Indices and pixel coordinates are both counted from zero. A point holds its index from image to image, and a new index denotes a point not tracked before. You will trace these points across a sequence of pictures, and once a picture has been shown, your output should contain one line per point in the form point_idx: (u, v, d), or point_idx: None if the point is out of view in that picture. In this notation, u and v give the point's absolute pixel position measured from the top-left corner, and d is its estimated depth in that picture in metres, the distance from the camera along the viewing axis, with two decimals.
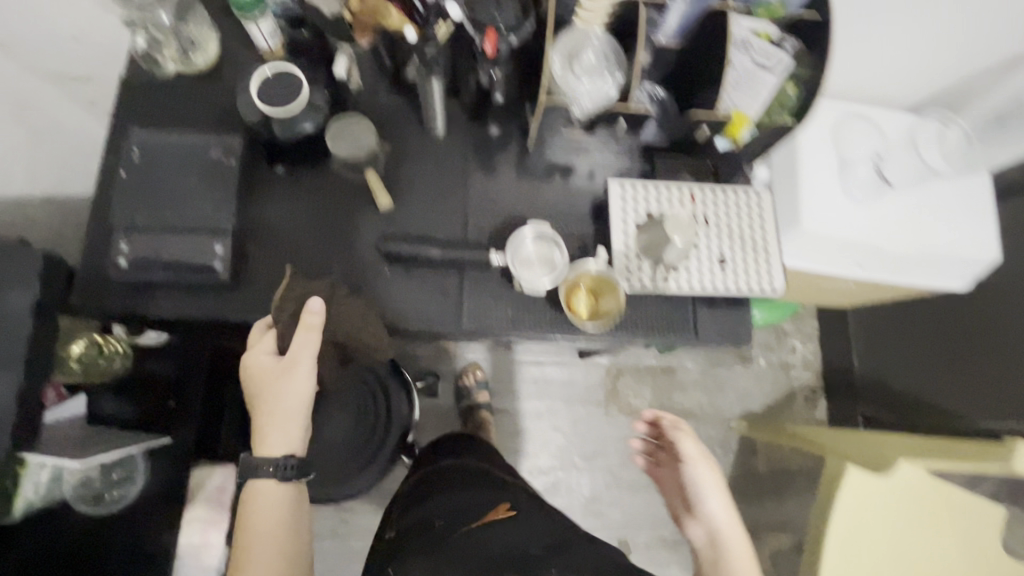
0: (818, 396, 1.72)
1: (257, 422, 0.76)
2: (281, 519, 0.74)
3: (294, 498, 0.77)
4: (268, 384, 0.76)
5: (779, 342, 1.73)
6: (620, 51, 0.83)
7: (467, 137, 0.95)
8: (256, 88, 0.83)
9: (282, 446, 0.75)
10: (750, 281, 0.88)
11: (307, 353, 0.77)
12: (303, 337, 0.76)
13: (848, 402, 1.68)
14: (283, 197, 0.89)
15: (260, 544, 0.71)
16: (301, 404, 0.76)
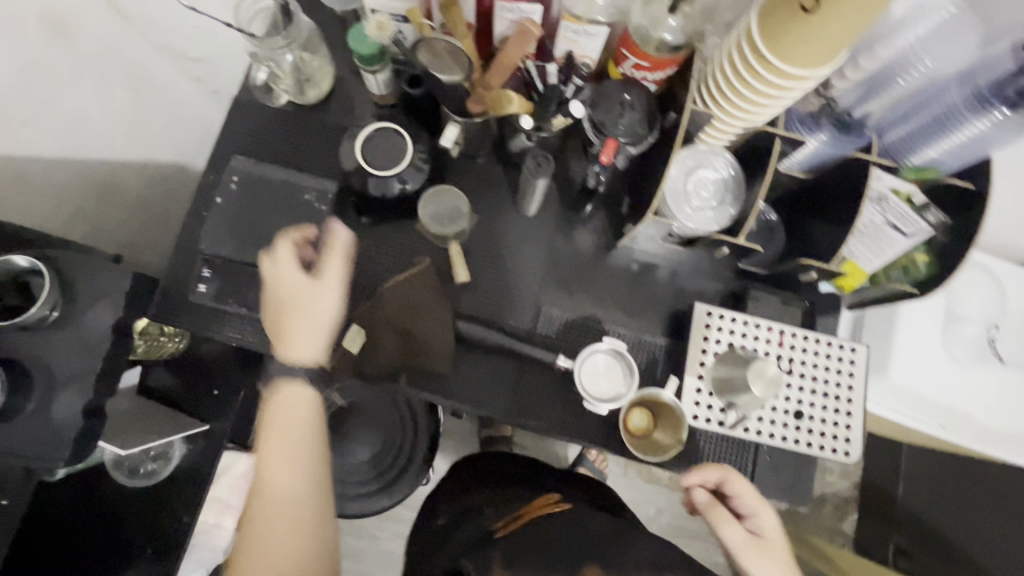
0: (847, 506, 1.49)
1: (287, 320, 0.78)
2: (304, 432, 0.77)
3: (320, 413, 0.80)
4: (300, 292, 0.78)
5: None
6: (741, 181, 0.79)
7: (557, 219, 0.92)
8: (362, 143, 0.81)
9: (312, 341, 0.78)
10: (824, 444, 0.82)
11: (335, 273, 0.80)
12: (337, 258, 0.80)
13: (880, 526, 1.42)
14: (363, 247, 0.88)
15: (281, 445, 0.76)
16: (332, 319, 0.80)
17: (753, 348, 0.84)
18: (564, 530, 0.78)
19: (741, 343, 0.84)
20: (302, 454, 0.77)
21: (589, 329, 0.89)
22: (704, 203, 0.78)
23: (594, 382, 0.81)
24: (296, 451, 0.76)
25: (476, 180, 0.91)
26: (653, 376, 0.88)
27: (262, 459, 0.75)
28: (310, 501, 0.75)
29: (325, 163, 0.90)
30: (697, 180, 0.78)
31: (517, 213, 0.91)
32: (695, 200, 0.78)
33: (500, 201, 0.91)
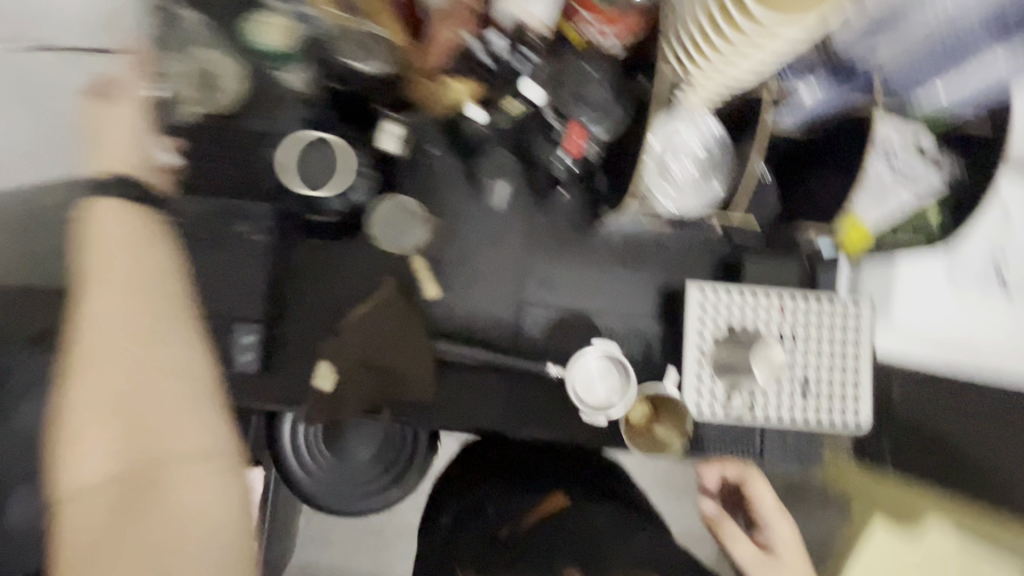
0: None
1: (100, 155, 0.66)
2: (123, 237, 0.61)
3: (150, 222, 0.63)
4: (101, 124, 0.67)
5: None
6: (728, 149, 0.70)
7: (526, 209, 0.82)
8: (288, 160, 0.70)
9: (113, 162, 0.65)
10: (833, 415, 0.79)
11: (129, 115, 0.67)
12: (123, 104, 0.67)
13: None
14: (313, 273, 0.78)
15: (97, 271, 0.58)
16: (129, 131, 0.67)
17: (755, 326, 0.78)
18: (579, 535, 0.74)
19: (743, 322, 0.78)
20: (113, 362, 0.55)
21: (578, 325, 0.83)
22: (687, 181, 0.70)
23: (591, 389, 0.74)
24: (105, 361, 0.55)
25: (431, 178, 0.79)
26: (652, 365, 0.83)
27: (60, 453, 0.52)
28: (143, 336, 0.56)
29: None
30: (679, 155, 0.69)
31: (484, 208, 0.81)
32: (677, 178, 0.69)
33: (462, 198, 0.80)
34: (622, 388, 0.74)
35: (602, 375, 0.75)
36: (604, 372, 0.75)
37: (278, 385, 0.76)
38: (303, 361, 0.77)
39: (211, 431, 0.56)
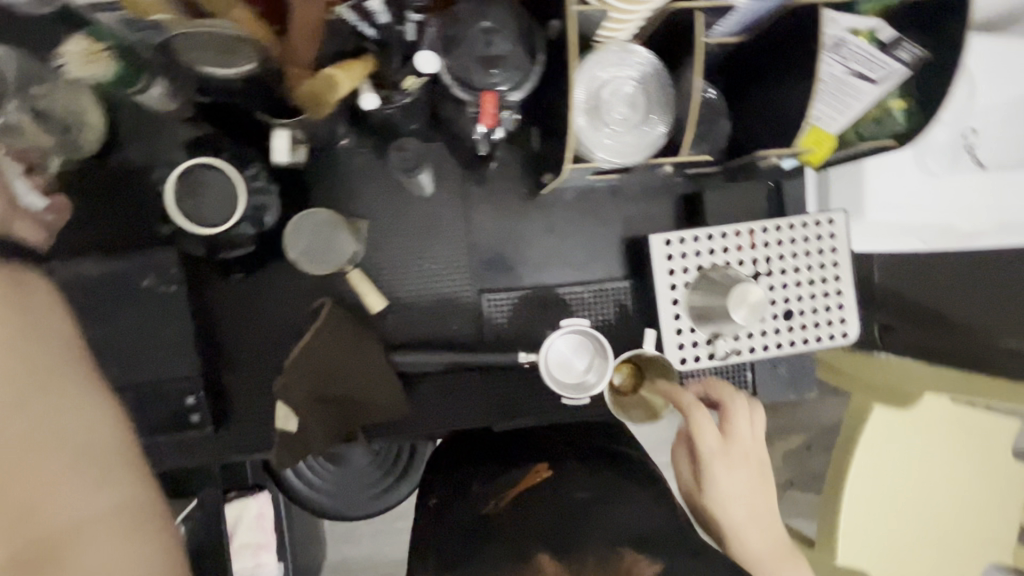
0: None
1: None
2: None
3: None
4: None
5: None
6: (666, 80, 0.61)
7: (463, 186, 0.74)
8: (174, 200, 0.60)
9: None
10: (818, 334, 0.75)
11: None
12: None
13: None
14: (248, 310, 0.71)
15: None
16: None
17: (725, 263, 0.73)
18: (560, 499, 0.57)
19: (711, 261, 0.73)
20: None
21: (544, 300, 0.77)
22: (627, 124, 0.61)
23: (568, 367, 0.69)
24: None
25: (347, 179, 0.71)
26: (626, 324, 0.78)
27: None
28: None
29: (145, 227, 0.68)
30: (608, 97, 0.60)
31: (415, 198, 0.73)
32: (613, 123, 0.60)
33: (387, 192, 0.72)
34: (598, 363, 0.69)
35: (574, 351, 0.69)
36: (576, 347, 0.69)
37: (242, 433, 0.72)
38: (262, 404, 0.72)
39: (116, 484, 0.40)
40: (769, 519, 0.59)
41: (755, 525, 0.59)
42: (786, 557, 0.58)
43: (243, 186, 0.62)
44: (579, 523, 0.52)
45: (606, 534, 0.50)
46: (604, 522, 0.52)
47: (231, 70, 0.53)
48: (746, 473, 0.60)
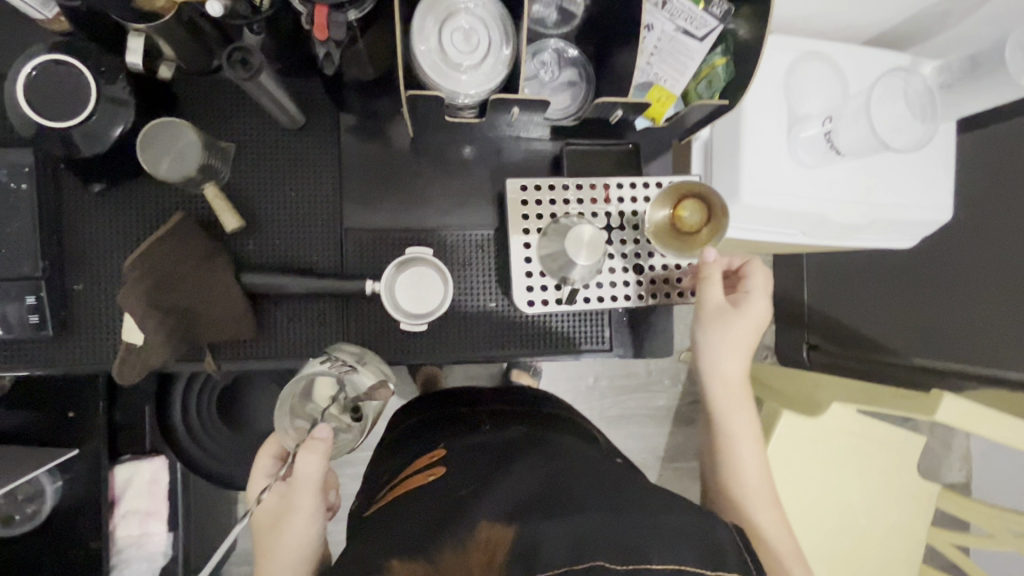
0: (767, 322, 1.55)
1: None
2: None
3: None
4: None
5: None
6: (507, 16, 0.65)
7: (341, 124, 0.77)
8: (28, 95, 0.62)
9: None
10: (668, 291, 0.78)
11: None
12: None
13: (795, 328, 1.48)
14: (104, 220, 0.72)
15: None
16: None
17: (579, 213, 0.76)
18: (442, 495, 0.63)
19: (565, 210, 0.77)
20: None
21: (410, 241, 0.80)
22: (473, 61, 0.65)
23: (415, 297, 0.74)
24: (273, 538, 0.67)
25: (216, 101, 0.74)
26: (490, 271, 0.81)
27: None
28: None
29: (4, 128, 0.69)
30: (453, 34, 0.64)
31: (285, 127, 0.75)
32: (461, 59, 0.64)
33: (256, 119, 0.75)
34: (424, 296, 0.74)
35: (421, 279, 0.74)
36: (421, 276, 0.74)
37: (90, 341, 0.72)
38: (110, 316, 0.72)
39: None
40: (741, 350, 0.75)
41: (733, 359, 0.75)
42: (742, 398, 0.76)
43: (97, 95, 0.64)
44: (465, 506, 0.57)
45: (484, 508, 0.56)
46: (486, 499, 0.57)
47: None
48: (737, 333, 0.75)
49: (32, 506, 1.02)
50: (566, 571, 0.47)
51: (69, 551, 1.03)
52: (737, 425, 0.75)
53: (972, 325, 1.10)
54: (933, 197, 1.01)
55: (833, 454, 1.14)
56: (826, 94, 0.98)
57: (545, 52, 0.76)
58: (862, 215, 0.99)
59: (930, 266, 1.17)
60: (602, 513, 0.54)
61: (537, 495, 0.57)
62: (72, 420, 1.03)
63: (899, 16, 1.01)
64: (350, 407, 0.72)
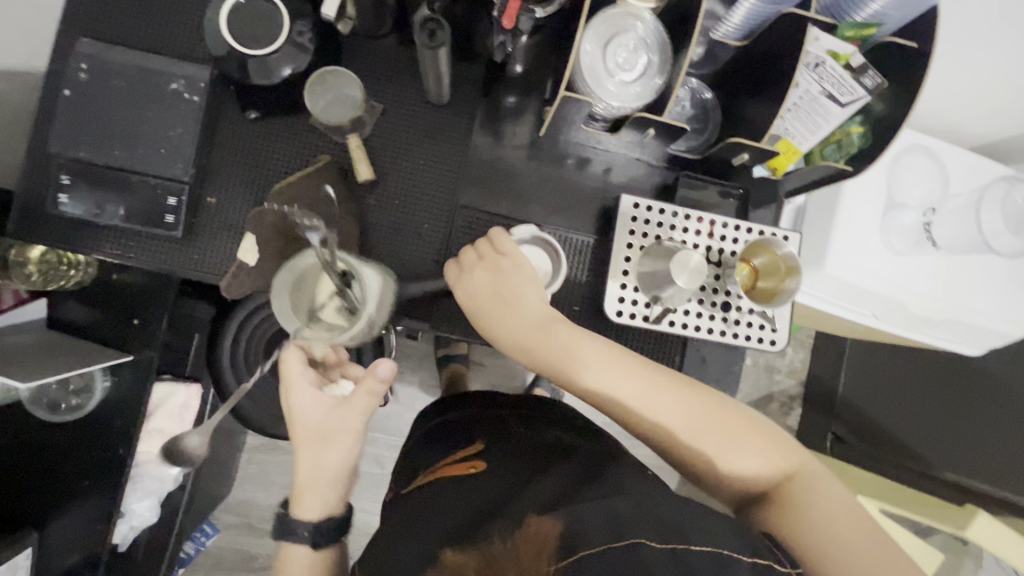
0: (795, 404, 1.48)
1: None
2: None
3: None
4: None
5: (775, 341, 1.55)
6: (669, 45, 0.70)
7: (477, 108, 0.83)
8: (228, 21, 0.69)
9: None
10: (748, 334, 0.79)
11: None
12: None
13: (821, 416, 1.44)
14: (249, 146, 0.78)
15: None
16: None
17: (681, 241, 0.79)
18: (480, 497, 0.68)
19: (669, 235, 0.79)
20: None
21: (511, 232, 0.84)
22: (626, 77, 0.70)
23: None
24: (313, 447, 0.69)
25: (376, 63, 0.80)
26: (580, 276, 0.84)
27: None
28: None
29: (187, 44, 0.76)
30: (618, 47, 0.69)
31: (430, 99, 0.81)
32: (618, 71, 0.69)
33: (407, 87, 0.81)
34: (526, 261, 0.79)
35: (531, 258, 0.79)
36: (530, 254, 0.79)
37: (205, 251, 0.77)
38: (228, 232, 0.77)
39: None
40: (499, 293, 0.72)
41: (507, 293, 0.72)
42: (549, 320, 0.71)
43: (286, 34, 0.70)
44: (498, 513, 0.63)
45: (527, 501, 0.63)
46: (520, 504, 0.63)
47: None
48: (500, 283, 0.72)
49: (75, 401, 1.05)
50: (604, 550, 0.52)
51: (100, 451, 1.05)
52: (559, 337, 0.69)
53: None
54: (1014, 308, 1.01)
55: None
56: (924, 188, 1.00)
57: (684, 88, 0.82)
58: (938, 311, 1.01)
59: (986, 386, 1.20)
60: (638, 501, 0.59)
61: (562, 497, 0.63)
62: (133, 330, 1.07)
63: (1005, 133, 1.05)
64: (351, 302, 0.65)
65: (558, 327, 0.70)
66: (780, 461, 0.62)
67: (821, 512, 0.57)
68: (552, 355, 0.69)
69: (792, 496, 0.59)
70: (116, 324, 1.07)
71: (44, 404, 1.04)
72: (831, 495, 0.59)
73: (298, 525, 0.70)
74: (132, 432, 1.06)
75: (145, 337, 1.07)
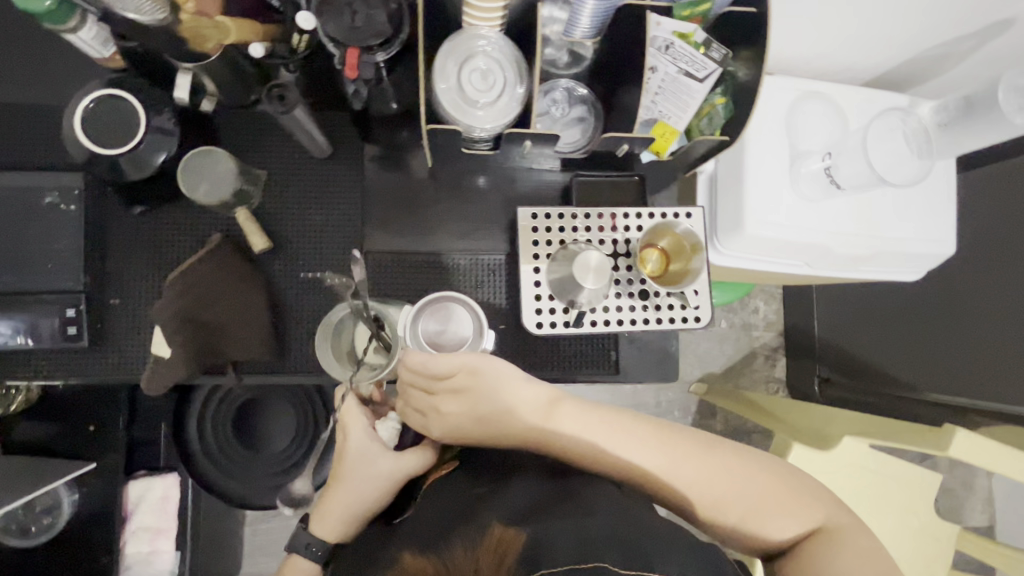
0: (778, 354, 1.59)
1: None
2: None
3: None
4: None
5: (742, 302, 1.59)
6: (522, 58, 0.71)
7: (364, 152, 0.83)
8: (81, 126, 0.69)
9: None
10: (672, 317, 0.79)
11: None
12: None
13: (807, 361, 1.52)
14: (139, 241, 0.77)
15: None
16: None
17: (586, 240, 0.79)
18: (457, 498, 0.67)
19: (573, 238, 0.80)
20: None
21: (426, 265, 0.84)
22: (489, 97, 0.70)
23: (455, 337, 0.74)
24: (356, 475, 0.74)
25: (249, 133, 0.80)
26: (500, 293, 0.85)
27: None
28: None
29: (56, 154, 0.75)
30: (471, 72, 0.69)
31: (314, 155, 0.81)
32: (477, 96, 0.69)
33: (286, 148, 0.80)
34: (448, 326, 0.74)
35: (439, 323, 0.74)
36: (435, 320, 0.74)
37: (120, 353, 0.76)
38: (139, 329, 0.77)
39: None
40: (474, 414, 0.71)
41: (482, 415, 0.71)
42: (549, 404, 0.70)
43: (146, 126, 0.71)
44: (477, 512, 0.62)
45: (499, 508, 0.62)
46: (499, 505, 0.63)
47: (141, 16, 0.62)
48: (466, 410, 0.72)
49: (46, 520, 1.03)
50: (572, 567, 0.52)
51: (79, 566, 1.03)
52: (565, 427, 0.69)
53: (981, 358, 1.11)
54: (940, 226, 1.03)
55: (845, 489, 1.18)
56: (826, 131, 1.02)
57: (556, 90, 0.82)
58: (868, 249, 1.02)
59: (945, 302, 1.18)
60: (610, 516, 0.60)
61: (538, 503, 0.63)
62: (91, 436, 1.05)
63: (895, 60, 1.07)
64: (381, 340, 0.76)
65: (564, 413, 0.70)
66: (809, 516, 0.63)
67: (847, 566, 0.59)
68: (566, 439, 0.68)
69: (819, 553, 0.61)
70: (69, 436, 1.04)
71: (15, 530, 1.02)
72: (857, 547, 0.61)
73: (314, 540, 0.75)
74: (110, 539, 1.04)
75: (105, 441, 1.05)
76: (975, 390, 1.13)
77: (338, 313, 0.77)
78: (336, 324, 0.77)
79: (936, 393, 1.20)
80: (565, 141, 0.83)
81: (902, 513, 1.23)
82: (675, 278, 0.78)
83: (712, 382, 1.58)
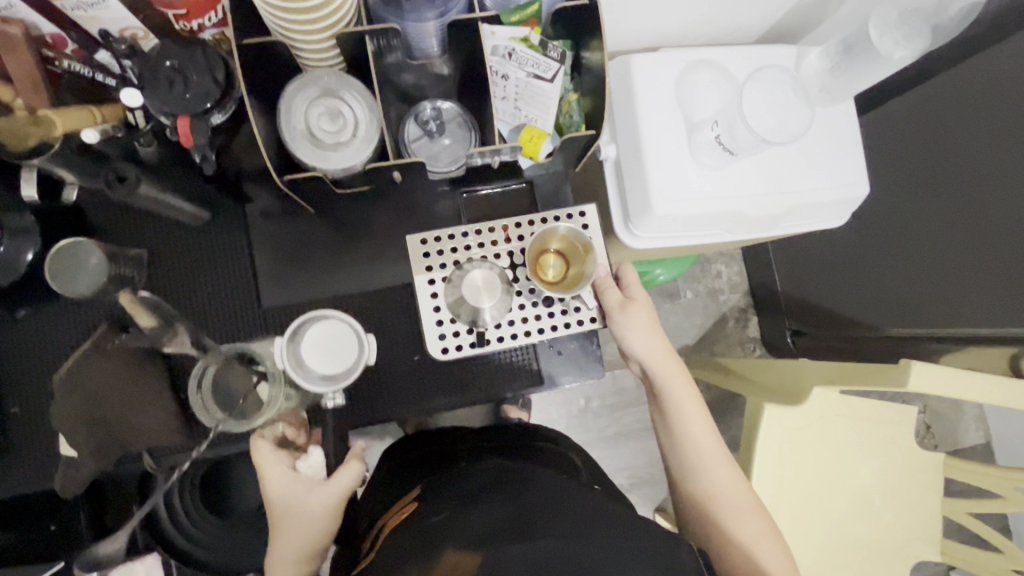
0: (749, 314, 1.59)
1: None
2: None
3: None
4: None
5: (703, 270, 1.58)
6: (367, 93, 0.70)
7: (246, 209, 0.81)
8: None
9: None
10: (580, 318, 0.80)
11: None
12: None
13: (776, 318, 1.51)
14: (33, 343, 0.76)
15: None
16: None
17: (481, 257, 0.78)
18: (415, 530, 0.64)
19: (468, 256, 0.79)
20: None
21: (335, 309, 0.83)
22: (337, 138, 0.68)
23: (339, 357, 0.72)
24: (292, 518, 0.73)
25: (120, 216, 0.79)
26: (412, 324, 0.84)
27: None
28: None
29: None
30: (318, 114, 0.68)
31: (193, 223, 0.80)
32: (327, 138, 0.68)
33: (162, 223, 0.79)
34: (331, 355, 0.71)
35: (317, 350, 0.71)
36: (313, 350, 0.71)
37: (28, 460, 0.75)
38: (42, 434, 0.75)
39: None
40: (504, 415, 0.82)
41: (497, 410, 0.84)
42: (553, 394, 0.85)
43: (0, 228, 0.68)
44: (435, 537, 0.60)
45: (456, 537, 0.58)
46: (458, 530, 0.59)
47: None
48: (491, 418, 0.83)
49: None
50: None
51: None
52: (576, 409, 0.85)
53: (926, 286, 1.09)
54: (846, 171, 1.02)
55: (822, 442, 1.16)
56: (718, 98, 1.00)
57: (423, 111, 0.78)
58: (778, 208, 1.01)
59: (888, 236, 1.17)
60: (567, 528, 0.56)
61: (499, 526, 0.58)
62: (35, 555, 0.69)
63: (779, 12, 1.06)
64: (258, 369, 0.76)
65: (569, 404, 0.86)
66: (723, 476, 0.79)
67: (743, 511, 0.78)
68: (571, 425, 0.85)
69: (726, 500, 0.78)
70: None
71: None
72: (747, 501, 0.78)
73: None
74: None
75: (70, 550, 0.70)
76: (931, 321, 1.10)
77: (201, 370, 0.75)
78: (207, 386, 0.74)
79: (894, 328, 1.17)
80: (451, 156, 0.78)
81: (886, 452, 1.21)
82: (572, 280, 0.77)
83: (688, 354, 1.57)
